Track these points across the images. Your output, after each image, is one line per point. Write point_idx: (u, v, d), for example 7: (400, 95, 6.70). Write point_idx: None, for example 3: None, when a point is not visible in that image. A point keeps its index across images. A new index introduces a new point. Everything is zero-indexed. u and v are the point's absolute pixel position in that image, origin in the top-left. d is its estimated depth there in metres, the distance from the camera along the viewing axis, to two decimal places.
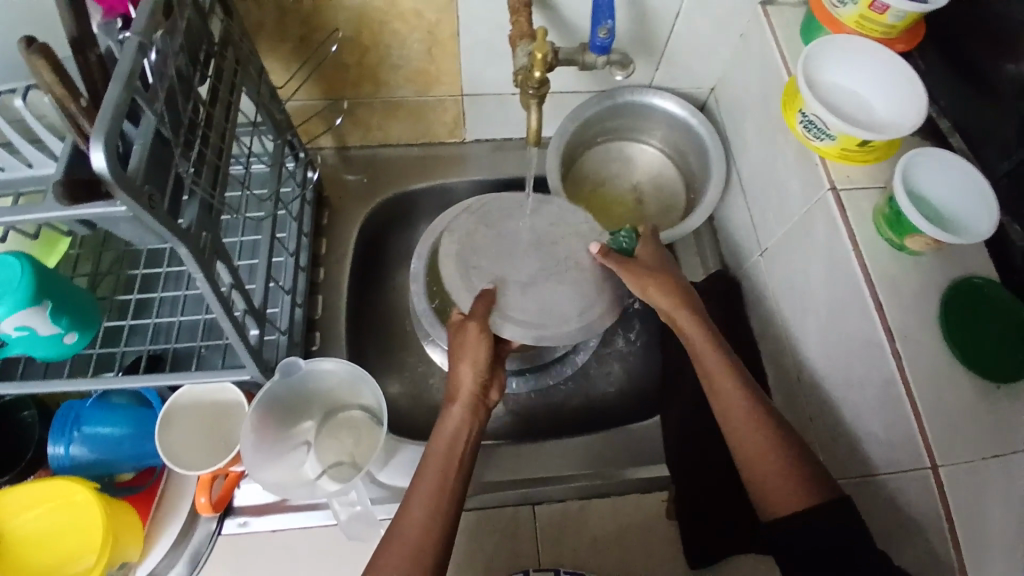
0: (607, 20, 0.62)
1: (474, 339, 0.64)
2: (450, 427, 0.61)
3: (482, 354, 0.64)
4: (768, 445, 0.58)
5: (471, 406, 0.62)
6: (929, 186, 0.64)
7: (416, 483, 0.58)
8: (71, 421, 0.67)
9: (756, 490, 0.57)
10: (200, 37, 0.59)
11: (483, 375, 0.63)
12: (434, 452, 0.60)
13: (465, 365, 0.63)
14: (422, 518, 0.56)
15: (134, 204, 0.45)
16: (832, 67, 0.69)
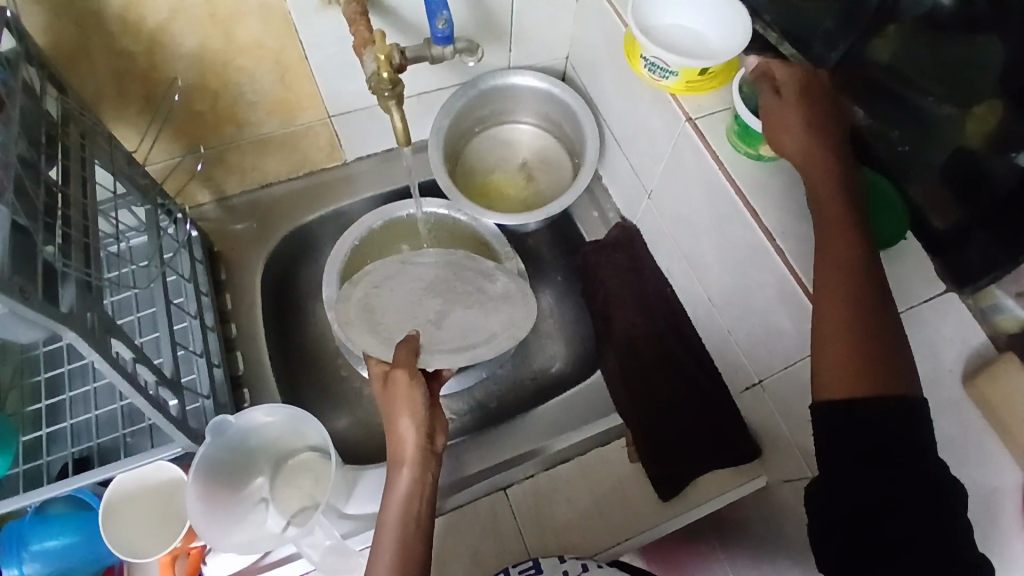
0: (442, 12, 0.64)
1: (405, 392, 0.62)
2: (401, 489, 0.60)
3: (418, 404, 0.62)
4: (854, 325, 0.52)
5: (418, 462, 0.61)
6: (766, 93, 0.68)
7: (375, 561, 0.57)
8: (16, 542, 0.64)
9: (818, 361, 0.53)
10: (36, 119, 0.56)
11: (425, 426, 0.62)
12: (389, 519, 0.59)
13: (404, 422, 0.62)
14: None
15: (7, 300, 0.43)
16: (660, 12, 0.74)
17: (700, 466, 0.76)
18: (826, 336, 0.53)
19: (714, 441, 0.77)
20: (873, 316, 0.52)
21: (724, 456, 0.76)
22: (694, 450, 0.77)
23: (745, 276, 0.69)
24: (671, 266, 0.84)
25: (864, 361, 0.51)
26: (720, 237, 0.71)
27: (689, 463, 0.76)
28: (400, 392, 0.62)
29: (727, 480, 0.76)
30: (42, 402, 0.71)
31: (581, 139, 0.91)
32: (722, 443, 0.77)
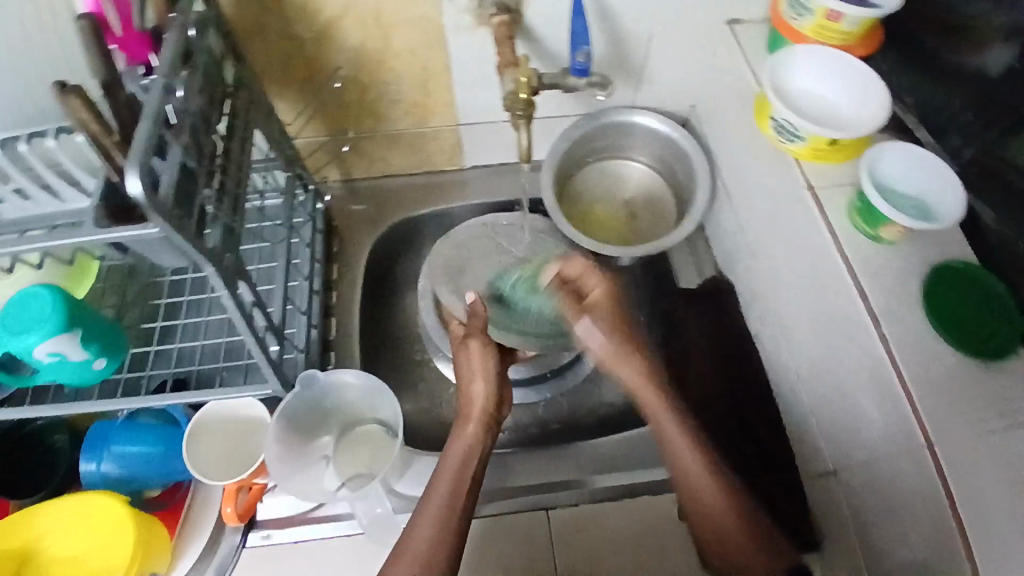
0: (584, 45, 0.68)
1: (482, 358, 0.70)
2: (460, 442, 0.66)
3: (492, 371, 0.70)
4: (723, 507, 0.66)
5: (479, 421, 0.67)
6: (892, 176, 0.69)
7: (426, 499, 0.62)
8: (102, 440, 0.70)
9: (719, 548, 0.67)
10: (217, 80, 0.63)
11: (493, 386, 0.69)
12: (450, 458, 0.65)
13: (474, 377, 0.70)
14: (432, 532, 0.60)
15: (168, 227, 0.49)
16: (798, 75, 0.74)
17: (726, 526, 0.66)
18: (718, 520, 0.67)
19: (749, 504, 0.67)
20: (738, 499, 0.67)
21: (760, 533, 0.65)
22: (730, 512, 0.66)
23: (836, 354, 0.67)
24: (759, 328, 0.82)
25: (741, 537, 0.65)
26: (817, 308, 0.69)
27: (713, 517, 0.67)
28: (473, 347, 0.71)
29: (758, 558, 0.64)
30: (159, 323, 0.79)
31: (692, 186, 0.91)
32: (756, 513, 0.66)
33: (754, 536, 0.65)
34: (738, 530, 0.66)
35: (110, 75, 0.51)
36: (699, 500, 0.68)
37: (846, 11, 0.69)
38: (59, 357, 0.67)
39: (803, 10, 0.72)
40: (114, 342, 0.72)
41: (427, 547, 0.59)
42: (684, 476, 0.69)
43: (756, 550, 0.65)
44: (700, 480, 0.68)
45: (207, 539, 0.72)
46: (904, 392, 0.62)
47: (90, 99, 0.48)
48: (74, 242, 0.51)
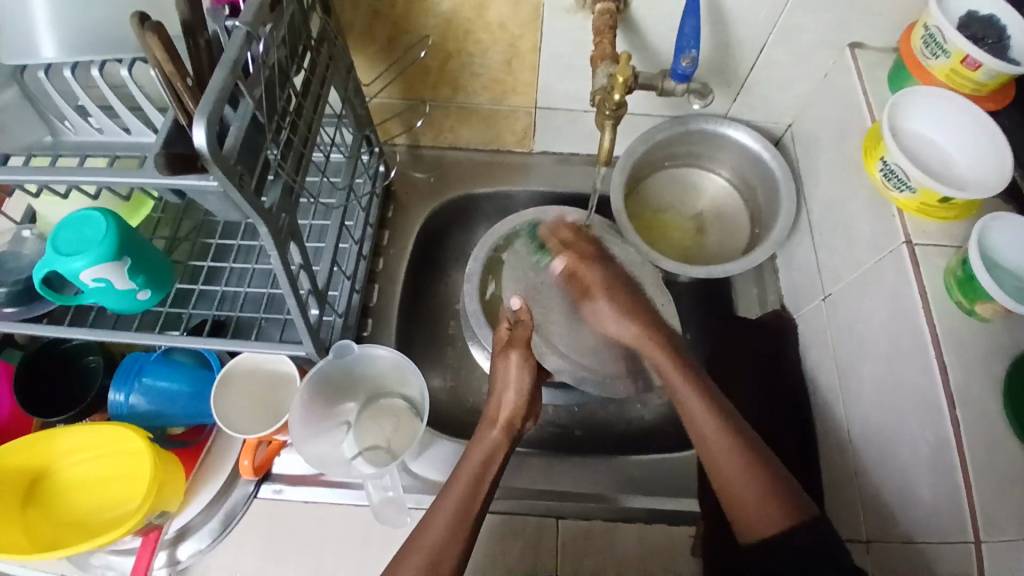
0: (691, 49, 0.62)
1: (520, 366, 0.67)
2: (483, 444, 0.63)
3: (528, 380, 0.66)
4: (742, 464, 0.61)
5: (508, 427, 0.65)
6: (999, 248, 0.62)
7: (442, 498, 0.60)
8: (134, 372, 0.72)
9: (741, 516, 0.60)
10: (301, 32, 0.60)
11: (526, 394, 0.66)
12: (470, 460, 0.62)
13: (509, 381, 0.66)
14: (444, 533, 0.57)
15: (227, 182, 0.49)
16: (920, 117, 0.68)
17: (738, 477, 0.61)
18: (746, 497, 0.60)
19: (763, 457, 0.62)
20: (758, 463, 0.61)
21: (774, 485, 0.60)
22: (740, 457, 0.62)
23: (901, 428, 0.62)
24: (817, 377, 0.77)
25: (772, 496, 0.59)
26: (888, 373, 0.64)
27: (723, 466, 0.62)
28: (513, 358, 0.67)
29: (774, 514, 0.58)
30: (206, 263, 0.79)
31: (772, 212, 0.85)
32: (772, 466, 0.61)
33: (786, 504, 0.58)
34: (749, 483, 0.60)
35: (191, 16, 0.50)
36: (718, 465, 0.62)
37: (985, 62, 0.62)
38: (103, 284, 0.68)
39: (939, 51, 0.65)
40: (160, 274, 0.73)
41: (436, 547, 0.57)
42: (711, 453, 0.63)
43: (769, 505, 0.59)
44: (708, 421, 0.64)
45: (222, 484, 0.74)
46: (964, 494, 0.55)
47: (168, 39, 0.47)
48: (136, 182, 0.51)
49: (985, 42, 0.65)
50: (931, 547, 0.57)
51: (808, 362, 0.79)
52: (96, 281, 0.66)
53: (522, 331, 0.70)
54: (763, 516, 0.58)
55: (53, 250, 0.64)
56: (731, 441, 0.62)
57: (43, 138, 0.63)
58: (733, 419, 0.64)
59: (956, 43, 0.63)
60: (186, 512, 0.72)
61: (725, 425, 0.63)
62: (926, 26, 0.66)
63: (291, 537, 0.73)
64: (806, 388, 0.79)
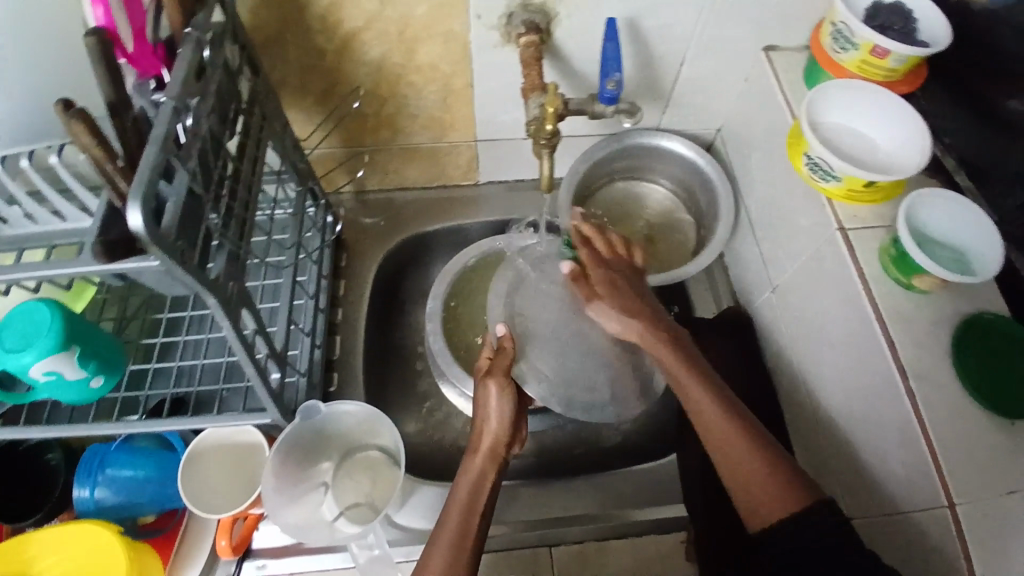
0: (615, 73, 0.64)
1: (498, 393, 0.64)
2: (470, 477, 0.61)
3: (508, 408, 0.64)
4: (743, 457, 0.58)
5: (499, 452, 0.63)
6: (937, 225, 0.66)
7: (436, 535, 0.57)
8: (96, 465, 0.69)
9: (744, 499, 0.58)
10: (230, 97, 0.60)
11: (508, 420, 0.64)
12: (456, 498, 0.60)
13: (491, 408, 0.64)
14: (442, 568, 0.55)
15: (170, 260, 0.48)
16: (837, 110, 0.71)
17: (743, 458, 0.58)
18: (743, 472, 0.58)
19: (760, 438, 0.59)
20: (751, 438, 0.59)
21: (774, 465, 0.58)
22: (746, 445, 0.59)
23: (864, 406, 0.64)
24: (779, 367, 0.79)
25: (772, 487, 0.56)
26: (843, 355, 0.67)
27: (728, 452, 0.59)
28: (606, 294, 0.64)
29: (778, 498, 0.56)
30: (159, 339, 0.77)
31: (715, 214, 0.88)
32: (774, 451, 0.59)
33: (784, 489, 0.56)
34: (755, 467, 0.58)
35: (117, 97, 0.48)
36: (722, 446, 0.60)
37: (894, 49, 0.66)
38: (54, 376, 0.65)
39: (848, 44, 0.69)
40: (113, 359, 0.71)
41: None
42: (722, 456, 0.60)
43: (772, 491, 0.56)
44: (727, 441, 0.60)
45: (202, 565, 0.71)
46: (933, 463, 0.57)
47: (94, 124, 0.47)
48: (79, 270, 0.50)
49: (892, 27, 0.68)
50: (910, 518, 0.59)
51: (770, 354, 0.81)
52: (46, 374, 0.64)
53: (606, 251, 0.69)
54: (767, 500, 0.56)
55: None
56: (731, 425, 0.60)
57: None
58: (735, 405, 0.61)
59: (864, 35, 0.66)
60: None
61: (732, 414, 0.60)
62: (833, 23, 0.70)
63: None
64: (772, 379, 0.81)
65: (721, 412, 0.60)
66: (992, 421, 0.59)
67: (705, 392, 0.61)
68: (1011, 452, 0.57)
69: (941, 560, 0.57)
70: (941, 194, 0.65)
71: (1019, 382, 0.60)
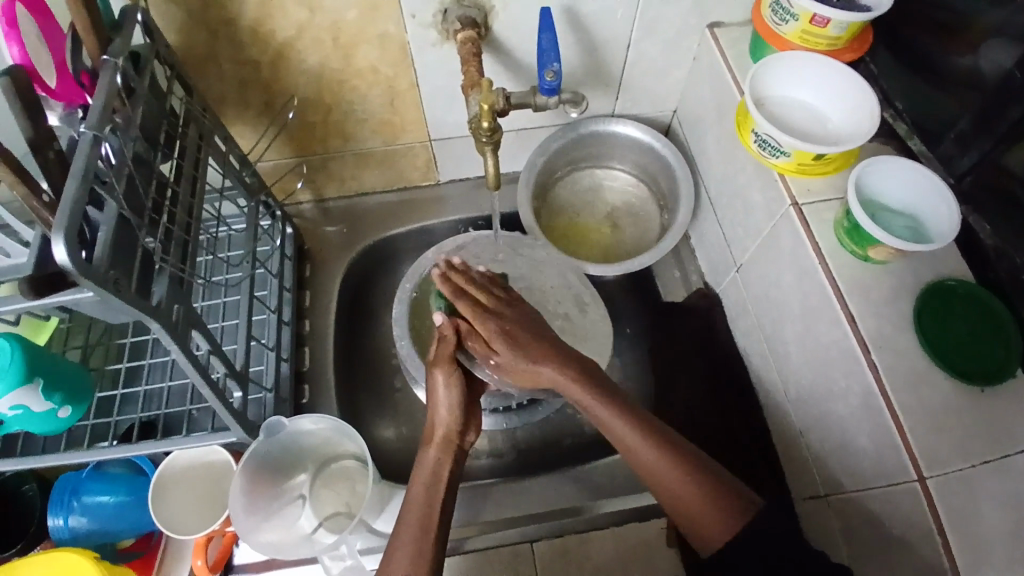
0: (553, 63, 0.64)
1: (443, 380, 0.65)
2: (428, 464, 0.62)
3: (455, 395, 0.64)
4: (677, 473, 0.59)
5: (453, 437, 0.64)
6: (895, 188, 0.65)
7: (399, 530, 0.58)
8: (69, 493, 0.68)
9: (685, 522, 0.59)
10: (160, 120, 0.59)
11: (458, 410, 0.64)
12: (415, 491, 0.61)
13: (437, 398, 0.65)
14: (410, 556, 0.56)
15: (103, 291, 0.47)
16: (781, 85, 0.71)
17: (669, 478, 0.59)
18: (681, 499, 0.59)
19: (678, 452, 0.60)
20: (683, 456, 0.60)
21: (701, 477, 0.59)
22: (670, 466, 0.60)
23: (829, 381, 0.64)
24: (749, 345, 0.79)
25: (708, 504, 0.57)
26: (805, 330, 0.66)
27: (660, 475, 0.60)
28: (500, 347, 0.65)
29: (718, 514, 0.57)
30: (123, 365, 0.76)
31: (676, 196, 0.87)
32: (697, 463, 0.60)
33: (719, 503, 0.57)
34: (689, 488, 0.58)
35: (36, 131, 0.48)
36: (649, 468, 0.60)
37: (833, 17, 0.65)
38: (21, 410, 0.64)
39: (788, 15, 0.68)
40: (78, 389, 0.70)
41: None
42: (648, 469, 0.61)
43: (711, 507, 0.57)
44: (632, 438, 0.61)
45: None
46: (899, 435, 0.56)
47: (16, 160, 0.46)
48: (23, 306, 0.49)
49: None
50: (881, 491, 0.59)
51: (739, 334, 0.81)
52: (12, 410, 0.63)
53: (491, 300, 0.71)
54: (707, 516, 0.57)
55: None
56: (637, 433, 0.61)
57: None
58: (643, 416, 0.63)
59: (801, 5, 0.65)
60: None
61: (647, 434, 0.61)
62: None
63: None
64: (743, 358, 0.80)
65: (635, 430, 0.61)
66: (957, 386, 0.58)
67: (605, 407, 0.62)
68: (977, 416, 0.57)
69: (916, 532, 0.56)
70: (899, 164, 0.63)
71: (981, 344, 0.59)
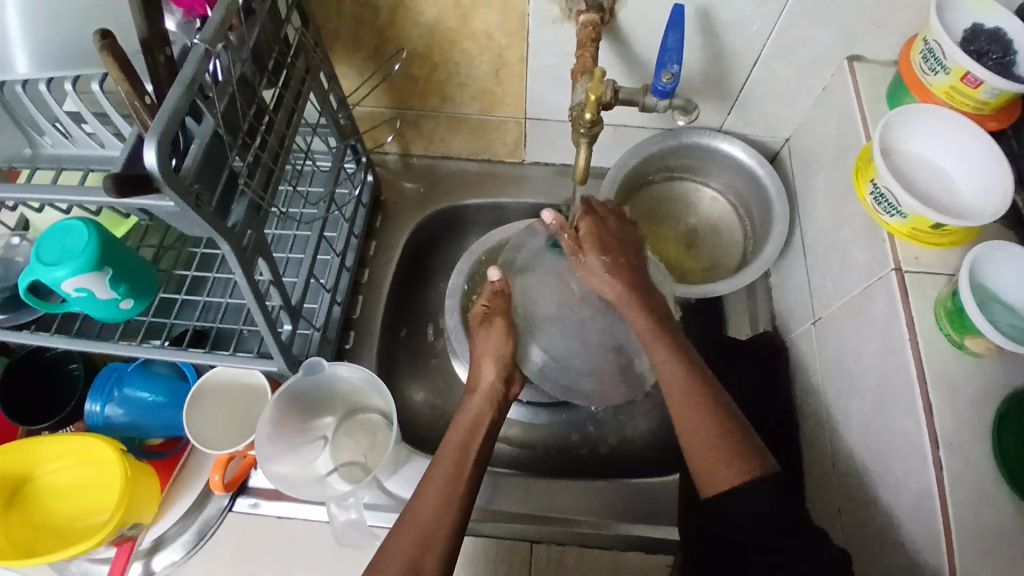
0: (673, 65, 0.60)
1: (495, 334, 0.68)
2: (435, 488, 0.59)
3: (503, 349, 0.68)
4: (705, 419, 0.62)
5: (470, 460, 0.61)
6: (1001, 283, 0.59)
7: (430, 473, 0.61)
8: (112, 383, 0.72)
9: (698, 471, 0.61)
10: (272, 48, 0.60)
11: (502, 362, 0.67)
12: (452, 436, 0.63)
13: (487, 352, 0.68)
14: (435, 504, 0.58)
15: (182, 203, 0.47)
16: (915, 136, 0.65)
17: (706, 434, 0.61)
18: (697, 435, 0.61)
19: (716, 400, 0.63)
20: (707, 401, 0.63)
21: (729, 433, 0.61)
22: (701, 411, 0.62)
23: (886, 466, 0.58)
24: (806, 403, 0.74)
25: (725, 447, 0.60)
26: (874, 406, 0.61)
27: (689, 428, 0.62)
28: (591, 253, 0.65)
29: (730, 472, 0.59)
30: (190, 273, 0.79)
31: (766, 230, 0.82)
32: (729, 416, 0.62)
33: (729, 455, 0.60)
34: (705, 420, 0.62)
35: (151, 35, 0.48)
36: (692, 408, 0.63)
37: (987, 79, 0.59)
38: (85, 293, 0.67)
39: (939, 67, 0.62)
40: (143, 283, 0.72)
41: (421, 534, 0.56)
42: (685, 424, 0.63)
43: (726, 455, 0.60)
44: (683, 396, 0.63)
45: (196, 499, 0.74)
46: (945, 544, 0.51)
47: (126, 59, 0.47)
48: (106, 200, 0.51)
49: (990, 56, 0.61)
50: None
51: (798, 389, 0.76)
52: (76, 290, 0.66)
53: (613, 225, 0.69)
54: (724, 468, 0.59)
55: (37, 260, 0.64)
56: (688, 384, 0.63)
57: (22, 149, 0.59)
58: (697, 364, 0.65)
59: (956, 59, 0.59)
60: (162, 522, 0.73)
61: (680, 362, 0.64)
62: (925, 41, 0.63)
63: (263, 551, 0.72)
64: (797, 414, 0.76)
65: (682, 376, 0.63)
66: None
67: (664, 342, 0.64)
68: None
69: None
70: (1002, 249, 0.57)
71: None
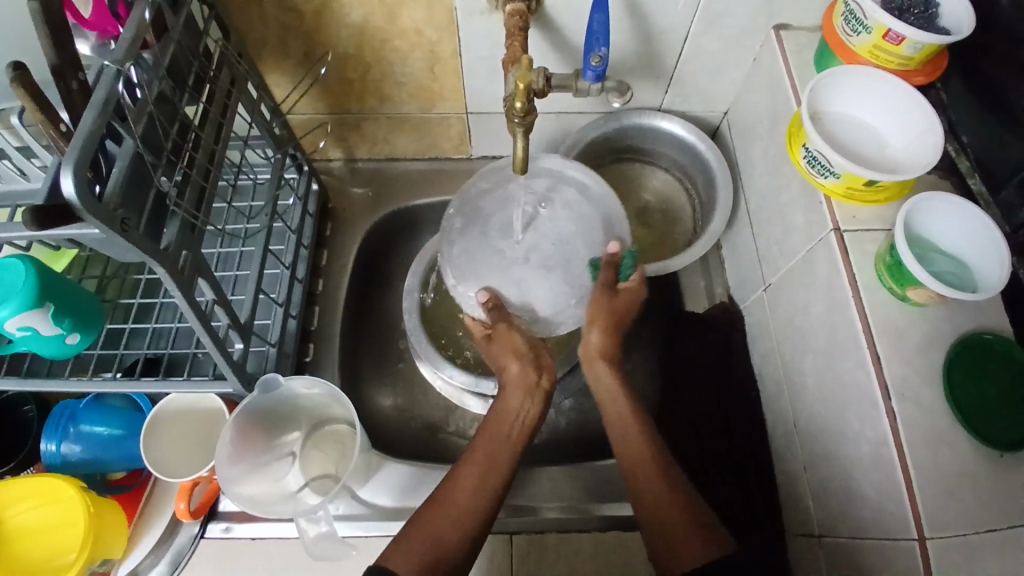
0: (600, 48, 0.60)
1: (506, 335, 0.67)
2: (470, 481, 0.59)
3: (519, 344, 0.66)
4: (667, 496, 0.60)
5: (506, 451, 0.62)
6: (943, 231, 0.60)
7: (464, 461, 0.61)
8: (65, 420, 0.70)
9: (659, 545, 0.58)
10: (190, 62, 0.58)
11: (525, 360, 0.66)
12: (491, 426, 0.63)
13: (506, 353, 0.67)
14: (469, 492, 0.59)
15: (109, 230, 0.46)
16: (840, 98, 0.66)
17: (664, 503, 0.60)
18: (663, 504, 0.60)
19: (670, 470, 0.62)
20: (675, 484, 0.61)
21: (688, 505, 0.59)
22: (664, 483, 0.61)
23: (843, 421, 0.60)
24: (765, 369, 0.76)
25: (690, 527, 0.58)
26: (826, 364, 0.63)
27: (649, 488, 0.61)
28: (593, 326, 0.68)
29: (696, 548, 0.56)
30: (136, 300, 0.77)
31: (712, 203, 0.83)
32: (691, 492, 0.61)
33: (704, 538, 0.57)
34: (674, 503, 0.60)
35: (61, 60, 0.46)
36: (652, 477, 0.61)
37: (909, 35, 0.60)
38: (29, 332, 0.64)
39: (861, 27, 0.63)
40: (88, 316, 0.69)
41: (453, 524, 0.57)
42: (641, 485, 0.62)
43: (691, 536, 0.57)
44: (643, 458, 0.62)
45: (164, 530, 0.72)
46: (906, 490, 0.53)
47: (36, 88, 0.45)
48: (29, 233, 0.49)
49: (912, 11, 0.64)
50: (874, 545, 0.56)
51: (756, 355, 0.78)
52: (20, 330, 0.63)
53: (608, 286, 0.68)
54: (687, 548, 0.56)
55: None
56: (644, 450, 0.63)
57: None
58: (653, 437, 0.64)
59: (878, 18, 0.60)
60: (133, 557, 0.71)
61: (636, 430, 0.64)
62: (846, 4, 0.64)
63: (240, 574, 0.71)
64: (757, 380, 0.77)
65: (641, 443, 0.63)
66: (975, 450, 0.54)
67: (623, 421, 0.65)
68: (992, 484, 0.53)
69: None
70: (943, 199, 0.58)
71: (1010, 408, 0.55)
